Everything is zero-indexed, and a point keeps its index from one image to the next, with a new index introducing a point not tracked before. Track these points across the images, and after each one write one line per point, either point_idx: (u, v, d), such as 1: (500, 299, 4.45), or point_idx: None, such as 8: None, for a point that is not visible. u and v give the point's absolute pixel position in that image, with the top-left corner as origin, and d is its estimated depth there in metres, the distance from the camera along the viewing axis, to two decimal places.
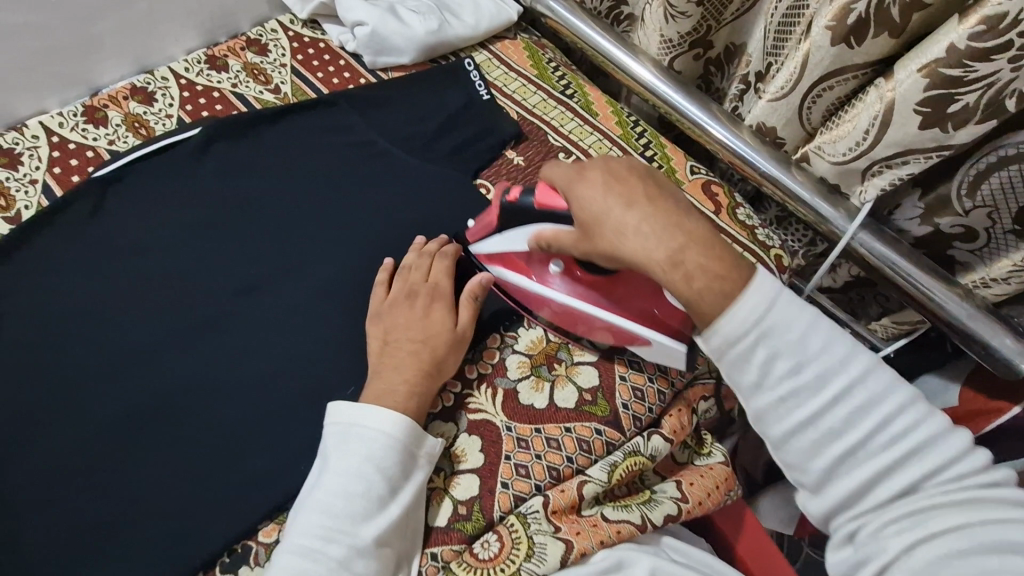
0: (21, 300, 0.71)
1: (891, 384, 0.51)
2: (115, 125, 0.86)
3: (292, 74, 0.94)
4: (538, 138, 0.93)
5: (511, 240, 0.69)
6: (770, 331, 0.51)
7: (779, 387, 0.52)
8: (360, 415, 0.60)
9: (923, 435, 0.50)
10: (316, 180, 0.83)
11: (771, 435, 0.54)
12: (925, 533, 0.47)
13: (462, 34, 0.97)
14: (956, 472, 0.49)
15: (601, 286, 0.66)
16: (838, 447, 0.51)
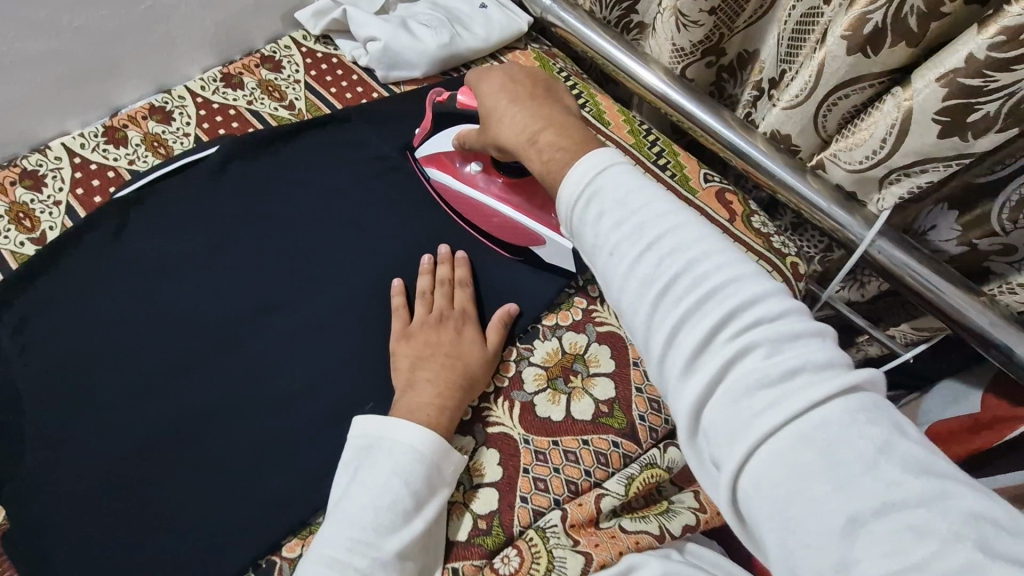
0: (47, 320, 0.73)
1: (702, 250, 0.44)
2: (135, 145, 0.87)
3: (306, 90, 0.95)
4: None
5: (443, 138, 0.77)
6: (600, 192, 0.49)
7: (621, 240, 0.46)
8: (393, 428, 0.61)
9: (769, 313, 0.41)
10: (332, 196, 0.84)
11: (625, 298, 0.46)
12: (761, 422, 0.38)
13: (472, 46, 0.97)
14: (770, 330, 0.40)
15: (515, 187, 0.74)
16: (672, 320, 0.43)
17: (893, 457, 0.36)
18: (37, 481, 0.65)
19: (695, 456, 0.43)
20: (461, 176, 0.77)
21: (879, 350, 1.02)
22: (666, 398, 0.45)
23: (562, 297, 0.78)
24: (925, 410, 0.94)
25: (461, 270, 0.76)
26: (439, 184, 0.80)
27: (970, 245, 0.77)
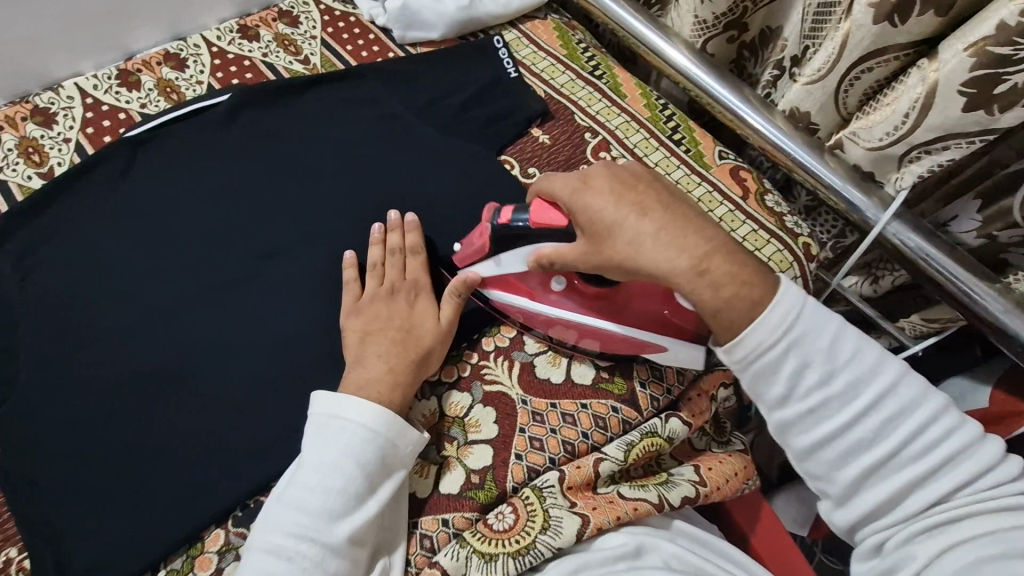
0: (47, 252, 0.72)
1: (903, 387, 0.53)
2: (147, 89, 0.87)
3: (322, 46, 0.94)
4: (564, 116, 0.91)
5: (506, 263, 0.67)
6: (799, 339, 0.53)
7: (803, 382, 0.54)
8: (345, 408, 0.59)
9: (954, 440, 0.52)
10: (342, 150, 0.83)
11: (795, 439, 0.56)
12: (963, 531, 0.49)
13: (492, 11, 0.96)
14: (968, 467, 0.51)
15: (606, 298, 0.65)
16: (842, 445, 0.53)
17: None
18: (19, 406, 0.63)
19: (860, 562, 0.55)
20: (539, 294, 0.68)
21: (887, 343, 0.97)
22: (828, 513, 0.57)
23: None
24: None
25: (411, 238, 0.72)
26: (505, 307, 0.71)
27: (991, 237, 0.75)
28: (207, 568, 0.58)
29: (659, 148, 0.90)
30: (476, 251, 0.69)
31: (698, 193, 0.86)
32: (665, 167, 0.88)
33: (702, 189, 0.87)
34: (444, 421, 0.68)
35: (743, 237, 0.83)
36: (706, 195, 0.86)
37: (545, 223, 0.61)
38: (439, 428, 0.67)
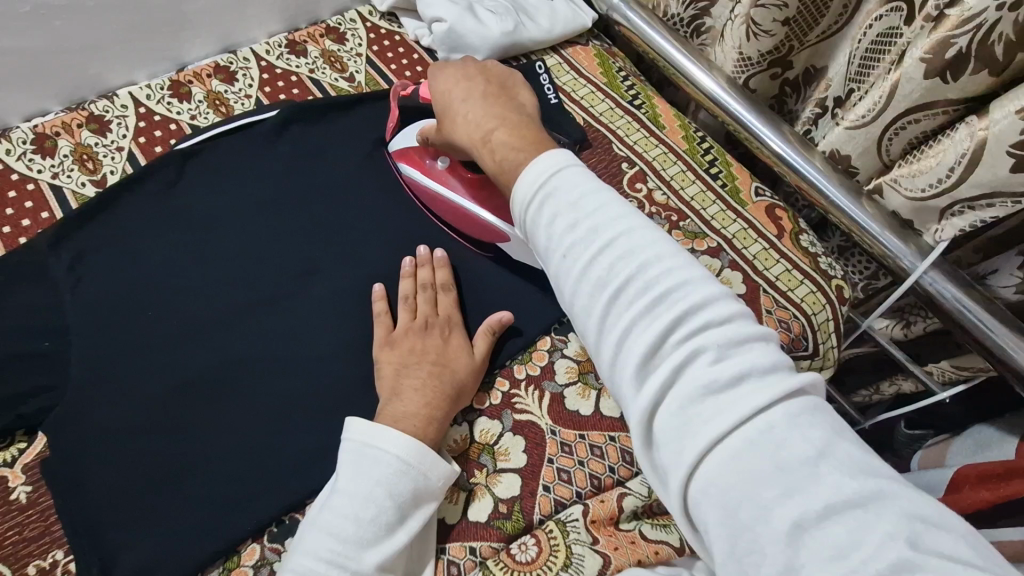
0: (95, 257, 0.73)
1: (653, 254, 0.45)
2: (198, 101, 0.89)
3: (367, 64, 0.96)
4: (601, 146, 0.92)
5: (409, 134, 0.78)
6: (554, 192, 0.50)
7: (577, 242, 0.47)
8: (380, 437, 0.59)
9: (701, 309, 0.42)
10: (383, 170, 0.84)
11: (580, 307, 0.47)
12: (707, 435, 0.38)
13: (535, 36, 0.97)
14: (700, 326, 0.42)
15: (478, 184, 0.74)
16: (625, 322, 0.44)
17: (835, 460, 0.37)
18: (64, 411, 0.64)
19: (652, 469, 0.43)
20: (430, 180, 0.77)
21: (913, 387, 0.99)
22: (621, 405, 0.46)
23: None
24: (954, 454, 0.88)
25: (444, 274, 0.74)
26: (410, 181, 0.80)
27: None
28: None
29: (695, 182, 0.90)
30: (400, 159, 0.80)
31: (732, 229, 0.87)
32: (701, 202, 0.89)
33: (737, 225, 0.87)
34: (473, 447, 0.68)
35: (776, 276, 0.84)
36: (741, 231, 0.87)
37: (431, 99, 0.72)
38: (468, 454, 0.68)
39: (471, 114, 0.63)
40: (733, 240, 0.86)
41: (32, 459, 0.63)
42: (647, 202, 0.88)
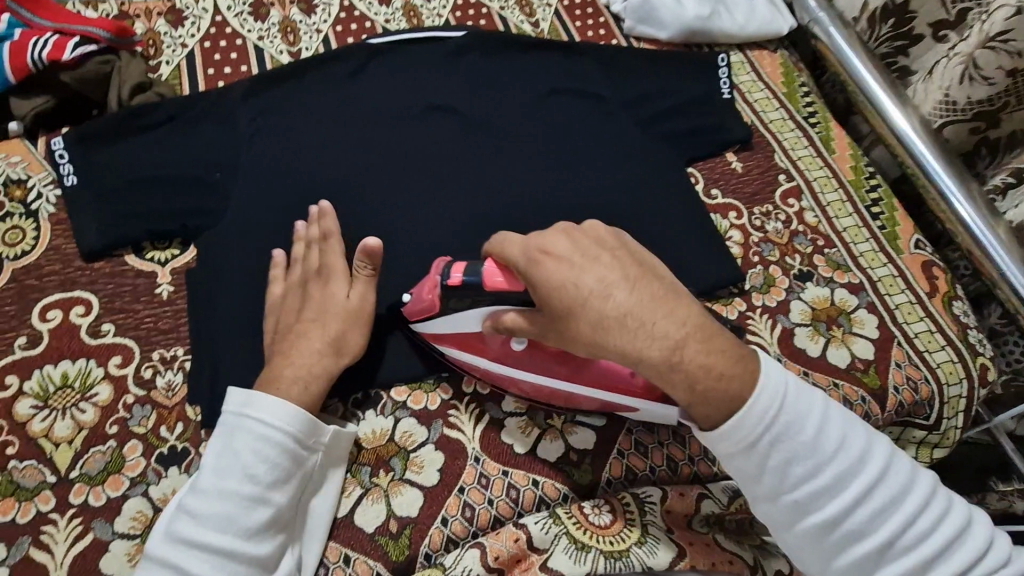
0: (274, 112, 0.78)
1: (859, 449, 0.50)
2: (395, 8, 0.93)
3: (554, 15, 0.98)
4: (763, 152, 0.89)
5: (464, 321, 0.59)
6: (783, 433, 0.49)
7: (800, 472, 0.49)
8: (252, 405, 0.55)
9: (890, 479, 0.50)
10: (544, 113, 0.85)
11: (808, 525, 0.50)
12: (892, 570, 0.49)
13: (727, 30, 0.96)
14: (910, 521, 0.49)
15: (560, 359, 0.59)
16: (817, 510, 0.50)
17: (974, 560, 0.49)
18: (216, 235, 0.70)
19: None
20: (494, 357, 0.61)
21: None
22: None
23: (723, 292, 0.77)
24: None
25: (326, 223, 0.65)
26: (456, 361, 0.64)
27: None
28: None
29: (852, 215, 0.85)
30: (423, 308, 0.60)
31: (880, 272, 0.81)
32: (853, 236, 0.83)
33: (885, 270, 0.81)
34: None
35: (915, 334, 0.77)
36: (889, 277, 0.81)
37: (505, 287, 0.54)
38: None
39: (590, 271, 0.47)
40: (877, 283, 0.80)
41: (181, 265, 0.69)
42: (796, 219, 0.83)
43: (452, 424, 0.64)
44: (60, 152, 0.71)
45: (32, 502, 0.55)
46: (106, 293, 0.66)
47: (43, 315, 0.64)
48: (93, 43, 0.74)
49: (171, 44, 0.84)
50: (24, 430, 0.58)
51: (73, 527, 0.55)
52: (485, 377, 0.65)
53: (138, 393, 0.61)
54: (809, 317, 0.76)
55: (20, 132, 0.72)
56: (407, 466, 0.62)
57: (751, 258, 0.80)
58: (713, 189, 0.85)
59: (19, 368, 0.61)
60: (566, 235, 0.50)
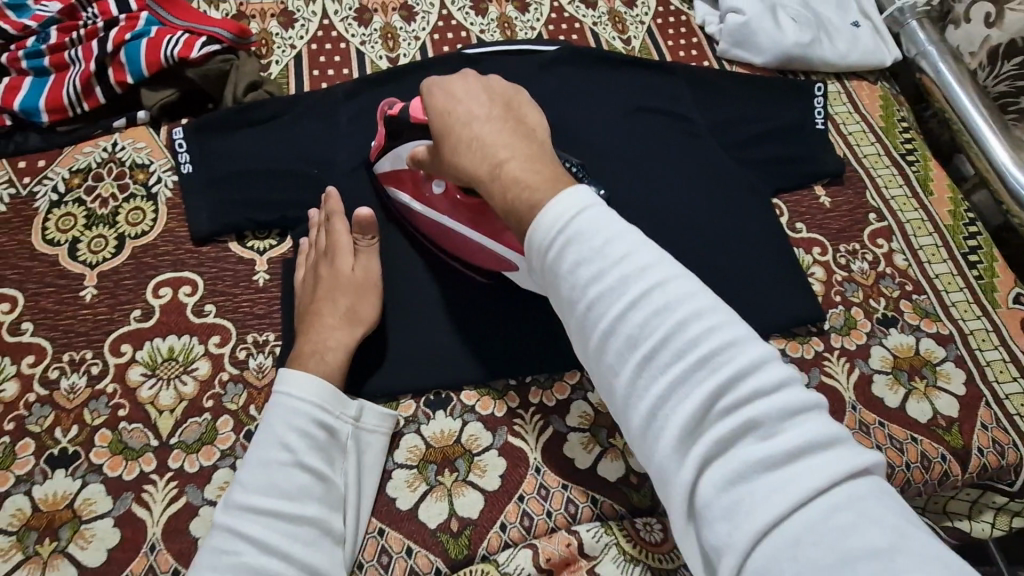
0: (371, 115, 0.81)
1: (693, 304, 0.40)
2: (490, 19, 0.96)
3: (646, 34, 0.98)
4: (854, 188, 0.86)
5: (397, 157, 0.68)
6: (576, 238, 0.43)
7: (606, 298, 0.41)
8: (285, 381, 0.59)
9: (684, 311, 0.40)
10: (629, 131, 0.85)
11: (623, 376, 0.41)
12: (767, 508, 0.35)
13: (826, 58, 0.93)
14: (743, 380, 0.38)
15: (477, 211, 0.66)
16: (604, 319, 0.42)
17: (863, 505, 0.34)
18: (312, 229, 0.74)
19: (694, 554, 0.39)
20: (421, 200, 0.69)
21: None
22: (652, 473, 0.41)
23: (801, 329, 0.75)
24: None
25: (332, 205, 0.70)
26: (396, 204, 0.72)
27: None
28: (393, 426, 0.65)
29: (946, 261, 0.81)
30: (381, 150, 0.70)
31: (972, 325, 0.77)
32: (946, 283, 0.80)
33: (979, 323, 0.77)
34: None
35: (1006, 394, 0.73)
36: (982, 331, 0.77)
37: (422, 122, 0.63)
38: (616, 417, 0.67)
39: (464, 103, 0.57)
40: (969, 337, 0.76)
41: (277, 255, 0.74)
42: (884, 260, 0.80)
43: (516, 433, 0.66)
44: (180, 142, 0.76)
45: (136, 462, 0.61)
46: (210, 275, 0.71)
47: (156, 292, 0.70)
48: (217, 42, 0.80)
49: (282, 45, 0.89)
50: (133, 395, 0.64)
51: (169, 490, 0.60)
52: (433, 238, 0.71)
53: (233, 371, 0.66)
54: (890, 365, 0.73)
55: (147, 120, 0.79)
56: (471, 468, 0.64)
57: (832, 297, 0.77)
58: (797, 222, 0.83)
59: (132, 338, 0.67)
60: (466, 79, 0.59)
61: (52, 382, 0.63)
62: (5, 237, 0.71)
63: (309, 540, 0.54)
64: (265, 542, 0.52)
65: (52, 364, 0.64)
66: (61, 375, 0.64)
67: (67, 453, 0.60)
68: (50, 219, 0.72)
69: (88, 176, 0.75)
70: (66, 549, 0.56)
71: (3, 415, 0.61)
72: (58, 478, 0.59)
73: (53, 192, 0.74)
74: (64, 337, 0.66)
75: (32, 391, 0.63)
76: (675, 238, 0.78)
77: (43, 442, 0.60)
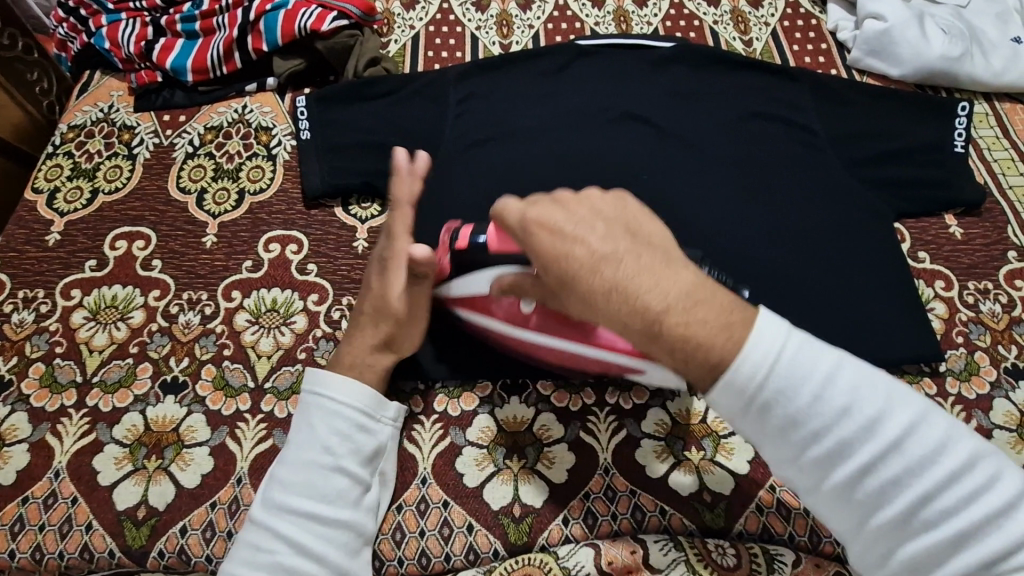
0: (479, 98, 0.82)
1: (916, 440, 0.40)
2: (606, 12, 0.95)
3: (770, 35, 0.92)
4: (993, 221, 0.77)
5: (472, 283, 0.58)
6: (780, 389, 0.41)
7: (822, 433, 0.41)
8: (324, 384, 0.58)
9: (887, 434, 0.40)
10: (739, 136, 0.81)
11: (861, 515, 0.41)
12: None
13: (976, 75, 0.84)
14: (970, 496, 0.39)
15: (568, 322, 0.58)
16: (832, 471, 0.41)
17: None
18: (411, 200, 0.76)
19: None
20: (502, 319, 0.61)
21: None
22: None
23: (911, 367, 0.69)
24: None
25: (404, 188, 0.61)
26: (470, 321, 0.64)
27: None
28: (468, 405, 0.66)
29: None
30: (438, 274, 0.61)
31: None
32: None
33: None
34: (703, 426, 0.64)
35: None
36: None
37: (505, 247, 0.55)
38: (694, 429, 0.64)
39: (584, 241, 0.44)
40: None
41: (377, 225, 0.77)
42: (1020, 304, 0.72)
43: (589, 430, 0.65)
44: (302, 110, 0.81)
45: (234, 399, 0.65)
46: (314, 237, 0.75)
47: (266, 247, 0.74)
48: (346, 18, 0.84)
49: (402, 25, 0.93)
50: (238, 338, 0.68)
51: (258, 430, 0.64)
52: (498, 342, 0.65)
53: (326, 329, 0.69)
54: (1015, 422, 0.66)
55: (275, 87, 0.85)
56: (540, 457, 0.63)
57: (953, 337, 0.70)
58: (920, 251, 0.76)
59: (242, 286, 0.72)
60: (562, 204, 0.46)
61: (171, 316, 0.70)
62: (146, 182, 0.78)
63: (347, 542, 0.55)
64: (302, 543, 0.52)
65: (173, 300, 0.71)
66: (180, 311, 0.70)
67: (177, 381, 0.66)
68: (184, 169, 0.80)
69: (220, 134, 0.82)
70: (168, 468, 0.62)
71: (129, 339, 0.68)
72: (168, 403, 0.65)
73: (189, 145, 0.81)
74: (186, 276, 0.72)
75: (155, 321, 0.69)
76: (781, 252, 0.73)
77: (159, 368, 0.67)
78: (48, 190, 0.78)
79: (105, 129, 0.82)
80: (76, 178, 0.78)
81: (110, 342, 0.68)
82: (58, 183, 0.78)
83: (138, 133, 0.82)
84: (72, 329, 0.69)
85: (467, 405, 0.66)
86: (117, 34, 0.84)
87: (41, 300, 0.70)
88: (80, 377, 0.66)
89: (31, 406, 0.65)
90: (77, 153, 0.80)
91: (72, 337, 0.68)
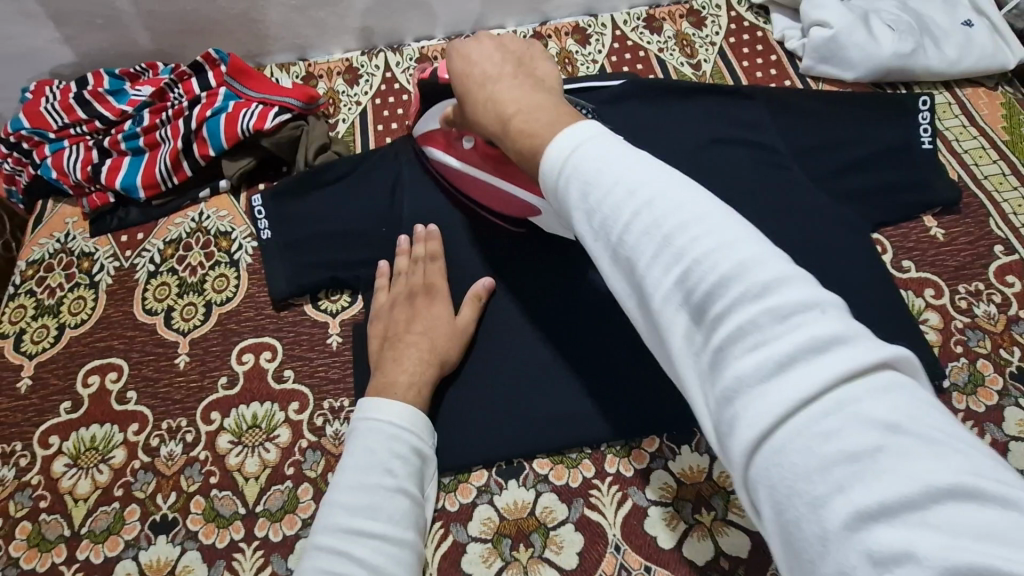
0: None
1: (687, 211, 0.37)
2: (551, 56, 0.94)
3: (718, 55, 0.91)
4: (974, 216, 0.75)
5: (428, 118, 0.73)
6: (579, 169, 0.42)
7: (610, 223, 0.39)
8: (380, 407, 0.60)
9: (659, 200, 0.38)
10: (702, 166, 0.79)
11: (639, 290, 0.38)
12: (764, 414, 0.30)
13: (932, 66, 0.83)
14: (727, 256, 0.34)
15: (499, 162, 0.69)
16: (609, 239, 0.39)
17: (909, 428, 0.28)
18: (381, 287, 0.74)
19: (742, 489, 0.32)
20: (449, 153, 0.73)
21: None
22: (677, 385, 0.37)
23: None
24: None
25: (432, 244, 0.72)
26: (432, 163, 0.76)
27: None
28: (467, 497, 0.64)
29: None
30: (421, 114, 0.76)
31: None
32: None
33: None
34: (710, 484, 0.62)
35: None
36: None
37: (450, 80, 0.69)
38: (701, 489, 0.62)
39: (477, 65, 0.58)
40: None
41: (349, 317, 0.75)
42: (1015, 301, 0.70)
43: (594, 506, 0.63)
44: (259, 209, 0.79)
45: (227, 530, 0.63)
46: (288, 341, 0.74)
47: (240, 359, 0.73)
48: (288, 111, 0.83)
49: (348, 102, 0.92)
50: (223, 463, 0.67)
51: (256, 558, 0.62)
52: (453, 182, 0.75)
53: (312, 438, 0.68)
54: None
55: (228, 188, 0.83)
56: (547, 543, 0.61)
57: (951, 347, 0.68)
58: (904, 260, 0.74)
59: (220, 406, 0.70)
60: (480, 43, 0.61)
61: (153, 450, 0.68)
62: (111, 310, 0.77)
63: (409, 565, 0.54)
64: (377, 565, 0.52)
65: (153, 432, 0.69)
66: (161, 443, 0.68)
67: (167, 520, 0.64)
68: (148, 290, 0.78)
69: (179, 246, 0.81)
70: None
71: (113, 482, 0.66)
72: (161, 544, 0.63)
73: (150, 263, 0.80)
74: (163, 405, 0.70)
75: (137, 458, 0.67)
76: None
77: (147, 508, 0.65)
78: (14, 334, 0.76)
79: (63, 260, 0.81)
80: (41, 316, 0.77)
81: (94, 488, 0.66)
82: (23, 325, 0.77)
83: (98, 259, 0.81)
84: (54, 480, 0.67)
85: (465, 498, 0.64)
86: (63, 162, 0.84)
87: (20, 453, 0.69)
88: (68, 530, 0.64)
89: (21, 569, 0.63)
90: (39, 290, 0.79)
91: (55, 488, 0.67)
